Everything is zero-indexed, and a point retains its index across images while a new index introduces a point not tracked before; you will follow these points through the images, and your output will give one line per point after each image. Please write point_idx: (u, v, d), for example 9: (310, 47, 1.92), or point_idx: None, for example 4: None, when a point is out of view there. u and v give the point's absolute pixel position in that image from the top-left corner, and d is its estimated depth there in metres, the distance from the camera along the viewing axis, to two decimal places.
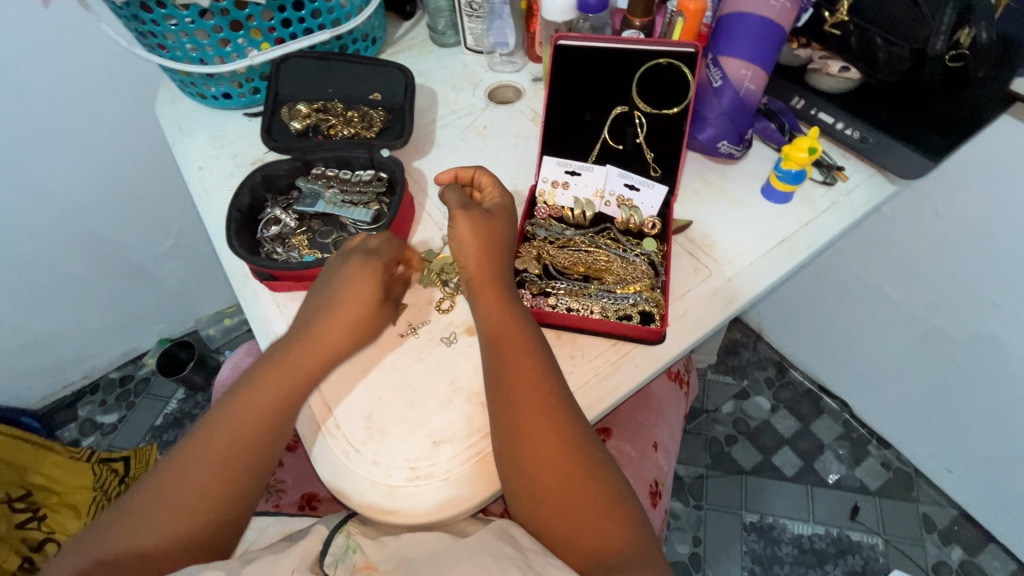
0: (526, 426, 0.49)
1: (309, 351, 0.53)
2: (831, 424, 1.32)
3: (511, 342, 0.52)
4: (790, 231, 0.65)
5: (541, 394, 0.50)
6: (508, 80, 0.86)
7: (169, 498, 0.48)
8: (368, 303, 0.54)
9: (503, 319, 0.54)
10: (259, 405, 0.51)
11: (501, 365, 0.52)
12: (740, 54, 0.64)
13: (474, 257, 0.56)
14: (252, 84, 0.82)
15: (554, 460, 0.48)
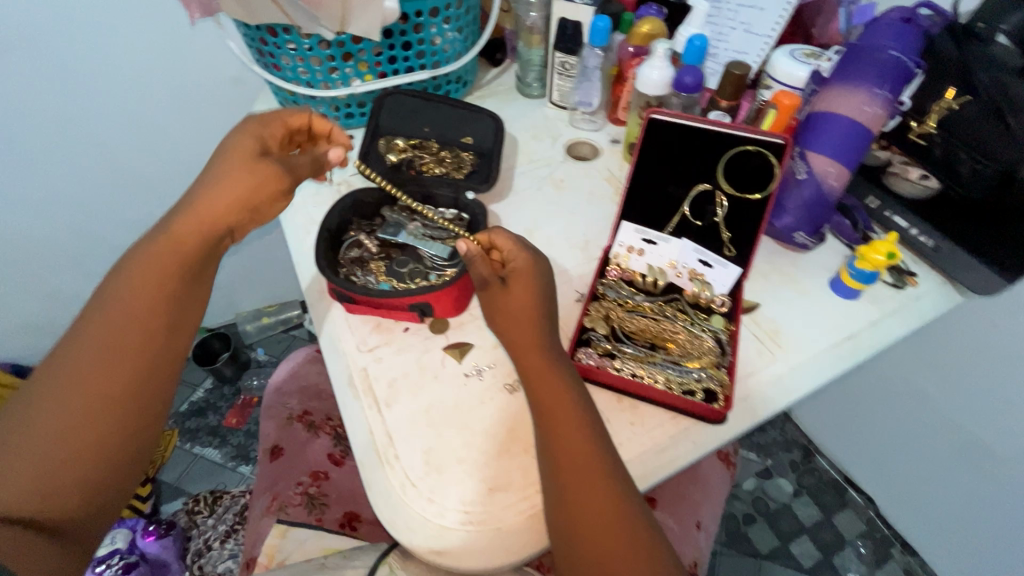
0: (572, 492, 0.48)
1: (191, 215, 0.53)
2: (854, 518, 1.28)
3: (554, 405, 0.52)
4: (856, 329, 0.66)
5: (588, 458, 0.49)
6: (587, 138, 0.90)
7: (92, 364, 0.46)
8: (253, 159, 0.57)
9: (545, 381, 0.54)
10: (143, 297, 0.49)
11: (547, 433, 0.51)
12: (828, 151, 0.66)
13: (507, 320, 0.57)
14: (348, 109, 0.86)
15: (602, 529, 0.47)
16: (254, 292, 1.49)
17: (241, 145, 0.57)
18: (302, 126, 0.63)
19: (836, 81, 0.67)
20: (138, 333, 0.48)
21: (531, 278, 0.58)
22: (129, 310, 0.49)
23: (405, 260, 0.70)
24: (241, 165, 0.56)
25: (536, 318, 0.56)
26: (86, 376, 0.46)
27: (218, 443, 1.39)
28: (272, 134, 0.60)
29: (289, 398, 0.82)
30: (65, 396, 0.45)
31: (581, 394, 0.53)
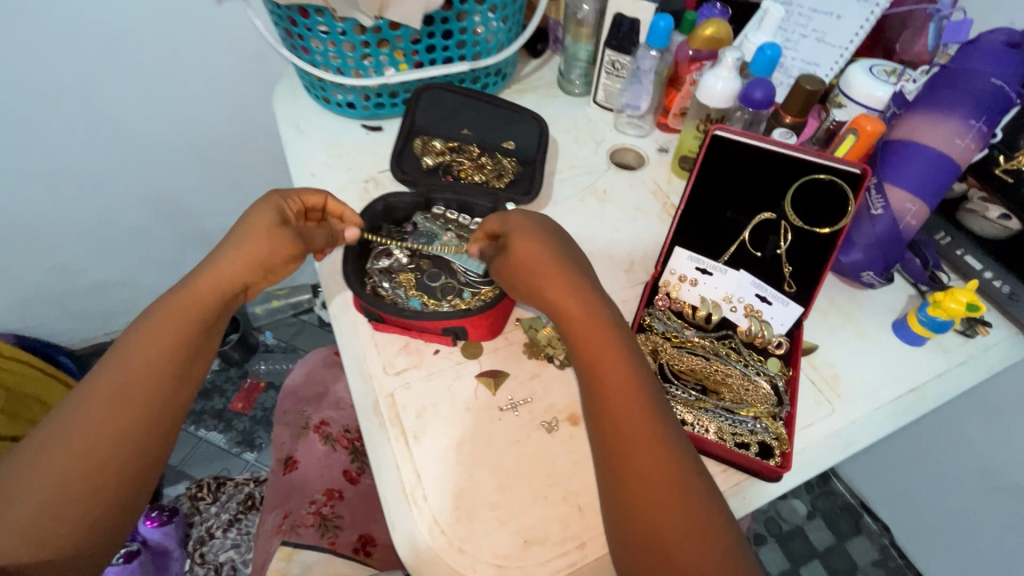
0: (629, 467, 0.44)
1: (211, 275, 0.52)
2: (868, 546, 1.25)
3: (607, 369, 0.48)
4: (921, 380, 0.61)
5: (646, 430, 0.45)
6: (632, 145, 0.83)
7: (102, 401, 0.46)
8: (267, 227, 0.54)
9: (593, 343, 0.49)
10: (147, 348, 0.48)
11: (597, 404, 0.48)
12: (907, 186, 0.60)
13: (535, 275, 0.52)
14: (379, 99, 0.80)
15: (663, 511, 0.42)
16: None
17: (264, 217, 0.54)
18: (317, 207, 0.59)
19: (920, 106, 0.61)
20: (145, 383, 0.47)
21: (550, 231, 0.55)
22: (142, 355, 0.48)
23: (436, 273, 0.66)
24: (261, 238, 0.53)
25: (575, 271, 0.52)
26: (90, 425, 0.45)
27: (223, 427, 1.36)
28: (295, 203, 0.58)
29: (306, 405, 0.81)
30: (70, 432, 0.44)
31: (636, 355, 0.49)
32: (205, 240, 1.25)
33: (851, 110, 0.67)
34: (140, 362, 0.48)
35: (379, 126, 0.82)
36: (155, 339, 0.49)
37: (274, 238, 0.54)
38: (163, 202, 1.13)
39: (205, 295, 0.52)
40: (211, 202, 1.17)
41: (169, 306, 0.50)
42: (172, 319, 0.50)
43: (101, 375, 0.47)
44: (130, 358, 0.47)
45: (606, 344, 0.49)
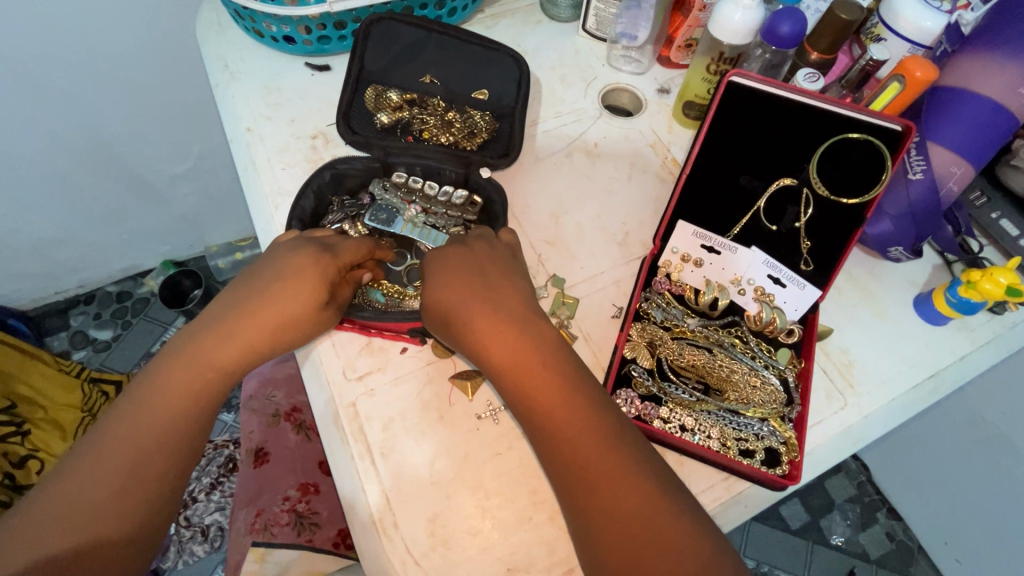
0: (593, 500, 0.39)
1: (225, 346, 0.44)
2: (845, 483, 1.28)
3: (544, 399, 0.42)
4: (941, 365, 0.55)
5: (603, 456, 0.40)
6: (627, 84, 0.71)
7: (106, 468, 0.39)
8: (314, 299, 0.46)
9: (528, 371, 0.43)
10: (140, 435, 0.41)
11: (541, 434, 0.42)
12: (953, 145, 0.51)
13: (449, 307, 0.46)
14: (323, 31, 0.65)
15: (645, 542, 0.37)
16: (221, 224, 1.32)
17: (312, 296, 0.46)
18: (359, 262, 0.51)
19: (977, 43, 0.50)
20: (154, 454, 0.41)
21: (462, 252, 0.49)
22: (148, 419, 0.41)
23: (402, 253, 0.58)
24: (303, 312, 0.46)
25: (493, 291, 0.46)
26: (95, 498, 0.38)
27: None
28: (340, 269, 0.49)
29: (275, 389, 0.73)
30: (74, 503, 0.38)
31: (578, 377, 0.43)
32: (148, 190, 1.13)
33: (891, 45, 0.53)
34: (128, 454, 0.40)
35: (326, 65, 0.68)
36: (150, 423, 0.41)
37: (320, 318, 0.47)
38: (92, 152, 0.99)
39: (210, 373, 0.44)
40: (148, 149, 1.04)
41: (177, 380, 0.43)
42: (172, 400, 0.42)
43: (81, 454, 0.40)
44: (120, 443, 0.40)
45: (545, 376, 0.42)
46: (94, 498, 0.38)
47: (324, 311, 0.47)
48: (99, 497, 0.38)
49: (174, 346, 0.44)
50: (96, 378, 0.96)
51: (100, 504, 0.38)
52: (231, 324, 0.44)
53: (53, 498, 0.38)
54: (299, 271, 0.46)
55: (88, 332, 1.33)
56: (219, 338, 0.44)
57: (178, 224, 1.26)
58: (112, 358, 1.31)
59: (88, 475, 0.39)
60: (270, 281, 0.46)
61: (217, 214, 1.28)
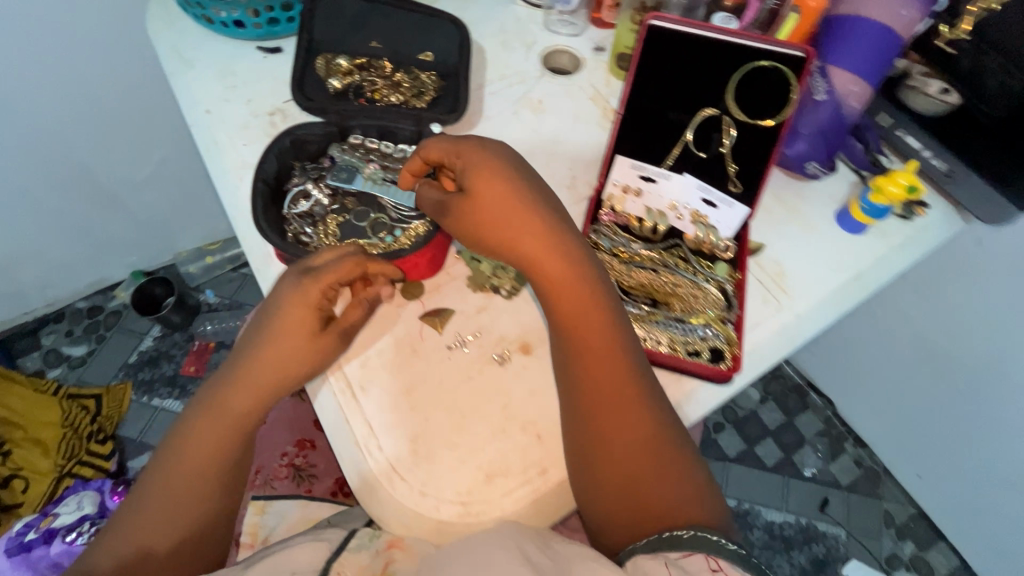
0: (605, 422, 0.46)
1: (244, 394, 0.48)
2: (813, 419, 1.35)
3: (587, 323, 0.47)
4: (863, 267, 0.61)
5: (622, 389, 0.47)
6: (565, 45, 0.76)
7: (168, 509, 0.47)
8: (311, 334, 0.48)
9: (572, 298, 0.47)
10: (189, 467, 0.47)
11: (575, 356, 0.48)
12: (851, 66, 0.57)
13: (482, 219, 0.47)
14: (271, 13, 0.68)
15: (637, 464, 0.46)
16: (189, 229, 1.33)
17: (304, 329, 0.47)
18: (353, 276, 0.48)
19: None
20: (203, 492, 0.48)
21: (501, 157, 0.48)
22: (191, 464, 0.47)
23: (364, 211, 0.59)
24: (304, 350, 0.48)
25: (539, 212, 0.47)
26: (163, 536, 0.46)
27: (179, 394, 1.30)
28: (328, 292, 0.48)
29: None
30: (148, 539, 0.46)
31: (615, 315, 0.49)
32: (111, 199, 1.14)
33: None
34: (183, 492, 0.47)
35: (277, 47, 0.71)
36: (196, 466, 0.47)
37: (320, 343, 0.48)
38: (51, 164, 1.01)
39: (239, 413, 0.48)
40: (107, 157, 1.05)
41: (210, 430, 0.48)
42: (212, 437, 0.48)
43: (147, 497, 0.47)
44: (174, 486, 0.47)
45: (591, 313, 0.47)
46: (164, 535, 0.46)
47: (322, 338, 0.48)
48: (168, 534, 0.46)
49: (212, 382, 0.49)
50: None
51: (170, 539, 0.46)
52: (244, 372, 0.48)
53: (128, 543, 0.46)
54: (295, 304, 0.46)
55: (61, 349, 1.32)
56: (238, 388, 0.48)
57: (144, 232, 1.27)
58: (89, 372, 1.31)
59: (155, 518, 0.46)
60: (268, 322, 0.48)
61: (183, 219, 1.29)
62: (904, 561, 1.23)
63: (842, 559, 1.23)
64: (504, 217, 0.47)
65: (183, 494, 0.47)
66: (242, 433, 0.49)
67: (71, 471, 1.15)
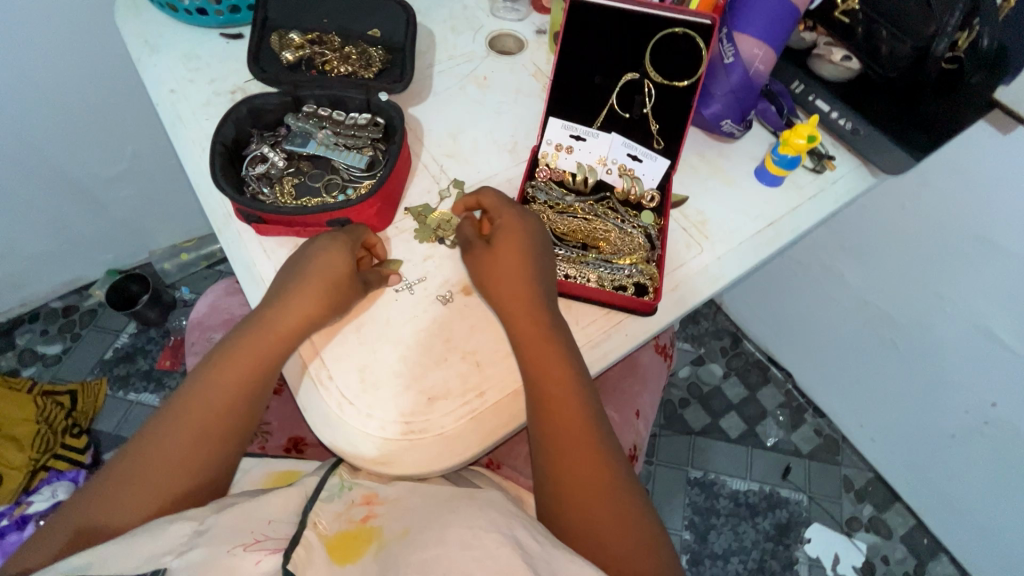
0: (567, 464, 0.50)
1: (284, 320, 0.51)
2: (775, 392, 1.40)
3: (551, 371, 0.51)
4: (778, 215, 0.67)
5: (587, 440, 0.50)
6: (510, 29, 0.82)
7: (191, 421, 0.49)
8: (341, 273, 0.53)
9: (546, 355, 0.52)
10: (215, 403, 0.50)
11: (541, 402, 0.51)
12: (755, 31, 0.63)
13: (496, 273, 0.54)
14: (232, 1, 0.74)
15: (604, 511, 0.48)
16: (164, 227, 1.36)
17: (336, 281, 0.52)
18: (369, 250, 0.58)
19: None
20: (225, 410, 0.50)
21: (522, 223, 0.57)
22: (223, 382, 0.51)
23: (319, 173, 0.65)
24: (333, 285, 0.52)
25: (531, 269, 0.55)
26: (185, 444, 0.49)
27: (154, 388, 1.32)
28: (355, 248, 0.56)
29: (215, 331, 0.78)
30: (170, 444, 0.48)
31: (580, 369, 0.53)
32: (85, 195, 1.17)
33: None
34: (209, 408, 0.50)
35: (239, 33, 0.77)
36: (228, 385, 0.51)
37: (345, 300, 0.53)
38: (27, 160, 1.04)
39: (263, 364, 0.51)
40: (82, 153, 1.09)
41: (248, 351, 0.51)
42: (234, 385, 0.51)
43: (177, 407, 0.50)
44: (204, 400, 0.50)
45: (560, 364, 0.52)
46: (185, 445, 0.49)
47: (349, 283, 0.53)
48: (188, 444, 0.49)
49: (243, 326, 0.53)
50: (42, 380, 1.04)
51: (188, 449, 0.49)
52: (284, 302, 0.52)
53: (152, 444, 0.49)
54: (327, 269, 0.52)
55: (36, 348, 1.34)
56: (279, 314, 0.52)
57: (119, 229, 1.30)
58: (64, 369, 1.32)
59: (180, 427, 0.49)
60: (309, 263, 0.53)
61: (158, 216, 1.33)
62: (864, 523, 1.28)
63: (805, 524, 1.26)
64: (505, 272, 0.54)
65: (206, 438, 0.49)
66: (264, 383, 0.52)
67: (46, 464, 1.13)
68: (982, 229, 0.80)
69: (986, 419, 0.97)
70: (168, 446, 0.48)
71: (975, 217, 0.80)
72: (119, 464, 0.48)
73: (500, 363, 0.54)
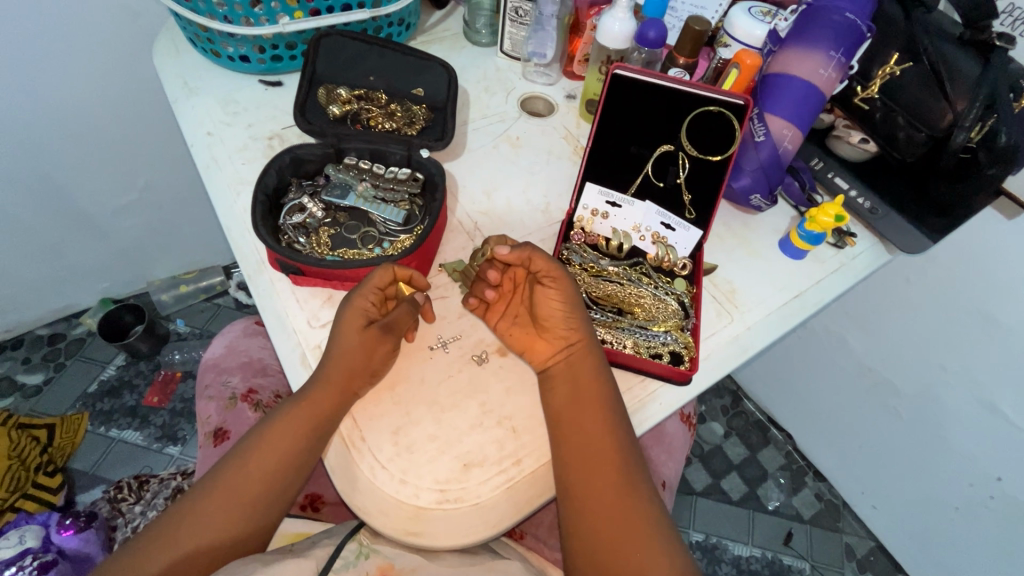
0: (598, 498, 0.50)
1: (323, 398, 0.51)
2: (775, 454, 1.39)
3: (586, 400, 0.53)
4: (803, 287, 0.69)
5: (627, 497, 0.51)
6: (541, 93, 0.84)
7: (231, 488, 0.51)
8: (359, 326, 0.53)
9: (592, 395, 0.53)
10: (254, 473, 0.51)
11: (579, 431, 0.51)
12: (784, 114, 0.67)
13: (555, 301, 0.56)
14: (275, 51, 0.75)
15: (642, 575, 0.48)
16: (166, 258, 1.33)
17: (363, 339, 0.52)
18: (384, 284, 0.54)
19: (793, 42, 0.67)
20: (261, 481, 0.51)
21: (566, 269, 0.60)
22: (266, 453, 0.52)
23: (355, 225, 0.65)
24: (357, 349, 0.52)
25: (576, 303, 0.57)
26: (220, 509, 0.50)
27: (139, 425, 1.25)
28: (377, 294, 0.55)
29: (229, 375, 0.75)
30: (209, 506, 0.50)
31: (620, 413, 0.53)
32: (89, 223, 1.15)
33: (734, 49, 0.72)
34: (248, 477, 0.51)
35: (279, 81, 0.78)
36: (267, 460, 0.51)
37: (373, 358, 0.52)
38: (34, 185, 1.03)
39: (301, 440, 0.51)
40: (91, 182, 1.08)
41: (287, 426, 0.52)
42: (274, 460, 0.52)
43: (223, 471, 0.52)
44: (246, 467, 0.51)
45: (596, 395, 0.54)
46: (222, 511, 0.50)
47: (366, 332, 0.52)
48: (225, 511, 0.50)
49: (288, 399, 0.53)
50: (20, 426, 1.14)
51: (223, 515, 0.50)
52: (323, 377, 0.52)
53: (195, 503, 0.50)
54: (358, 308, 0.53)
55: (16, 377, 1.27)
56: (319, 388, 0.51)
57: (118, 259, 1.27)
58: (43, 401, 1.25)
59: (221, 491, 0.51)
60: (342, 337, 0.53)
61: (159, 247, 1.30)
62: None
63: None
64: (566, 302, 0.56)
65: (240, 512, 0.50)
66: (305, 461, 0.52)
67: (14, 505, 1.07)
68: (991, 307, 0.83)
69: (991, 493, 0.97)
70: (210, 506, 0.50)
71: (984, 294, 0.83)
72: (167, 517, 0.50)
73: (538, 429, 0.53)
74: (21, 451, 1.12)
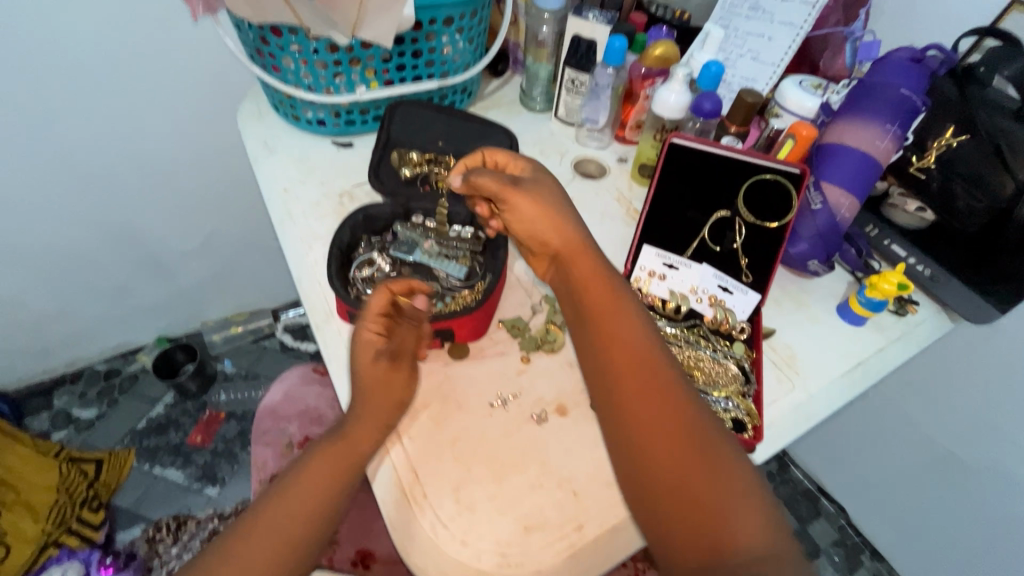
0: (633, 413, 0.45)
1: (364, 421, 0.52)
2: (827, 528, 1.31)
3: (598, 314, 0.50)
4: (866, 354, 0.67)
5: (668, 405, 0.44)
6: (594, 156, 0.88)
7: (270, 525, 0.48)
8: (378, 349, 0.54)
9: (603, 306, 0.50)
10: (294, 505, 0.50)
11: (598, 345, 0.49)
12: (841, 183, 0.68)
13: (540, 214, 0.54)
14: (349, 116, 0.81)
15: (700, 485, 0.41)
16: (221, 301, 1.39)
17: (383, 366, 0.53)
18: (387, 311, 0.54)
19: (846, 115, 0.70)
20: (301, 512, 0.49)
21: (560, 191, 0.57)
22: (304, 485, 0.51)
23: (419, 279, 0.67)
24: (382, 373, 0.53)
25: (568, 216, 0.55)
26: (255, 546, 0.47)
27: (181, 463, 1.27)
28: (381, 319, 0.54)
29: (287, 421, 0.76)
30: (245, 547, 0.47)
31: (643, 322, 0.49)
32: (157, 265, 1.22)
33: (786, 120, 0.74)
34: (289, 510, 0.49)
35: (350, 142, 0.83)
36: (307, 491, 0.50)
37: (395, 386, 0.54)
38: (114, 229, 1.11)
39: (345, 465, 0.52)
40: (163, 227, 1.15)
41: (329, 454, 0.52)
42: (315, 488, 0.51)
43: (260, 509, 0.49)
44: (286, 501, 0.50)
45: (611, 306, 0.50)
46: (259, 550, 0.47)
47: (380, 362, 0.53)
48: (262, 548, 0.47)
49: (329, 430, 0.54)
50: (74, 459, 1.18)
51: (259, 554, 0.46)
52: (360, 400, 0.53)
53: (231, 546, 0.47)
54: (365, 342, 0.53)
55: (71, 411, 1.31)
56: (358, 415, 0.52)
57: (177, 300, 1.33)
58: (95, 436, 1.28)
59: (259, 529, 0.48)
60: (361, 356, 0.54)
61: (215, 290, 1.36)
62: None
63: None
64: (552, 217, 0.54)
65: (278, 552, 0.47)
66: (346, 489, 0.52)
67: (57, 540, 1.08)
68: None
69: None
70: (245, 544, 0.47)
71: None
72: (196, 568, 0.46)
73: (600, 494, 0.52)
74: (70, 483, 1.15)
